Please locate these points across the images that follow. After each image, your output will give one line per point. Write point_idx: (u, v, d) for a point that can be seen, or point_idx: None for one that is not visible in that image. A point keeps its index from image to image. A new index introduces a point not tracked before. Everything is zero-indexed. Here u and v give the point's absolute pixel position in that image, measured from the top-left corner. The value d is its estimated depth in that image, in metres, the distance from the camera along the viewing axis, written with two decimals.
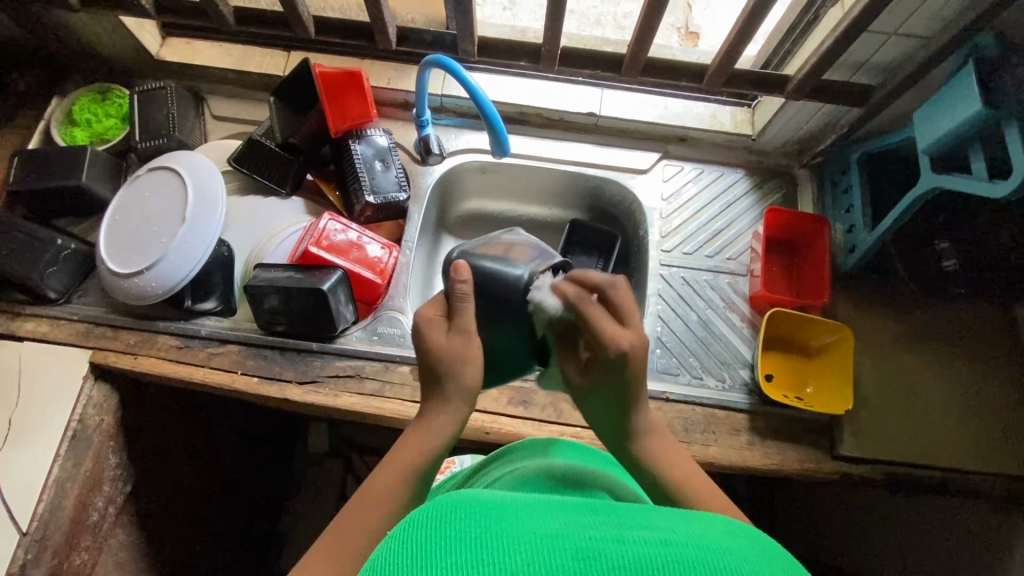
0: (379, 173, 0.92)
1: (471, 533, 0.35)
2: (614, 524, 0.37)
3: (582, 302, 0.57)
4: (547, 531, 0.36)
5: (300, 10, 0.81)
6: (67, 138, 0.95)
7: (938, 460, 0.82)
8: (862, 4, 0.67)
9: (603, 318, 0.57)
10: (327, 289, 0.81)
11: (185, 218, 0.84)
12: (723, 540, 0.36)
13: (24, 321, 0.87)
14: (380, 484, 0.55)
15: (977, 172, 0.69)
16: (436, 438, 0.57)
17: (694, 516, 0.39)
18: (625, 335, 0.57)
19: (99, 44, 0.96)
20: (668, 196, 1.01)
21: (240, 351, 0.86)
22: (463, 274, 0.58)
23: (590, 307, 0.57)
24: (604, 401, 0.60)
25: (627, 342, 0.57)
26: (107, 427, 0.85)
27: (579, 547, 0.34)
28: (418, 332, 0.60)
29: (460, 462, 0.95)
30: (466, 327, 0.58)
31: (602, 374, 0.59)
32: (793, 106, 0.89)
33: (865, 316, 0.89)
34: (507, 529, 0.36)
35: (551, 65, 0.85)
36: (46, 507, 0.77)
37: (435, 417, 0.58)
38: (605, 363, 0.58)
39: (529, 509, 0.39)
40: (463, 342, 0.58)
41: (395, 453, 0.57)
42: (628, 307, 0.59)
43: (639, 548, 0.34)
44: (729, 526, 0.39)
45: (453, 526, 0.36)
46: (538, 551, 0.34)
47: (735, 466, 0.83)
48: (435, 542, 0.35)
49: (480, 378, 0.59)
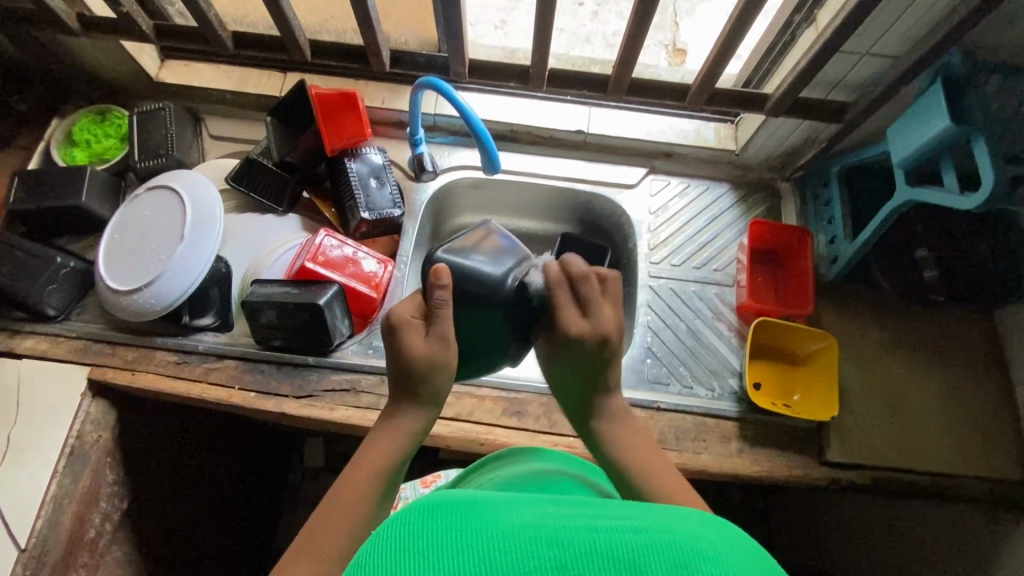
0: (374, 189, 0.95)
1: (453, 528, 0.37)
2: (589, 514, 0.40)
3: (558, 283, 0.63)
4: (523, 521, 0.38)
5: (296, 34, 0.84)
6: (67, 159, 0.96)
7: (922, 465, 0.84)
8: (835, 26, 0.70)
9: (566, 304, 0.63)
10: (324, 304, 0.82)
11: (184, 235, 0.85)
12: (690, 526, 0.38)
13: (23, 338, 0.88)
14: (354, 480, 0.59)
15: (949, 185, 0.72)
16: (404, 437, 0.63)
17: (668, 509, 0.41)
18: (579, 325, 0.63)
19: (100, 67, 0.98)
20: (655, 209, 1.03)
21: (237, 366, 0.87)
22: (441, 280, 0.60)
23: (562, 290, 0.63)
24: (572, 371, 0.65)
25: (577, 330, 0.62)
26: (105, 443, 0.86)
27: (555, 534, 0.37)
28: (396, 334, 0.63)
29: (445, 476, 0.96)
30: (445, 333, 0.62)
31: (561, 356, 0.65)
32: (774, 122, 0.92)
33: (848, 325, 0.91)
34: (485, 519, 0.38)
35: (540, 85, 0.88)
36: (44, 523, 0.78)
37: (403, 420, 0.64)
38: (562, 345, 0.64)
39: (510, 503, 0.41)
40: (439, 343, 0.62)
41: (367, 452, 0.61)
42: (592, 300, 0.63)
43: (610, 533, 0.37)
44: (703, 515, 0.41)
45: (436, 520, 0.38)
46: (516, 539, 0.36)
47: (726, 473, 0.84)
48: (418, 537, 0.37)
49: (450, 383, 0.65)
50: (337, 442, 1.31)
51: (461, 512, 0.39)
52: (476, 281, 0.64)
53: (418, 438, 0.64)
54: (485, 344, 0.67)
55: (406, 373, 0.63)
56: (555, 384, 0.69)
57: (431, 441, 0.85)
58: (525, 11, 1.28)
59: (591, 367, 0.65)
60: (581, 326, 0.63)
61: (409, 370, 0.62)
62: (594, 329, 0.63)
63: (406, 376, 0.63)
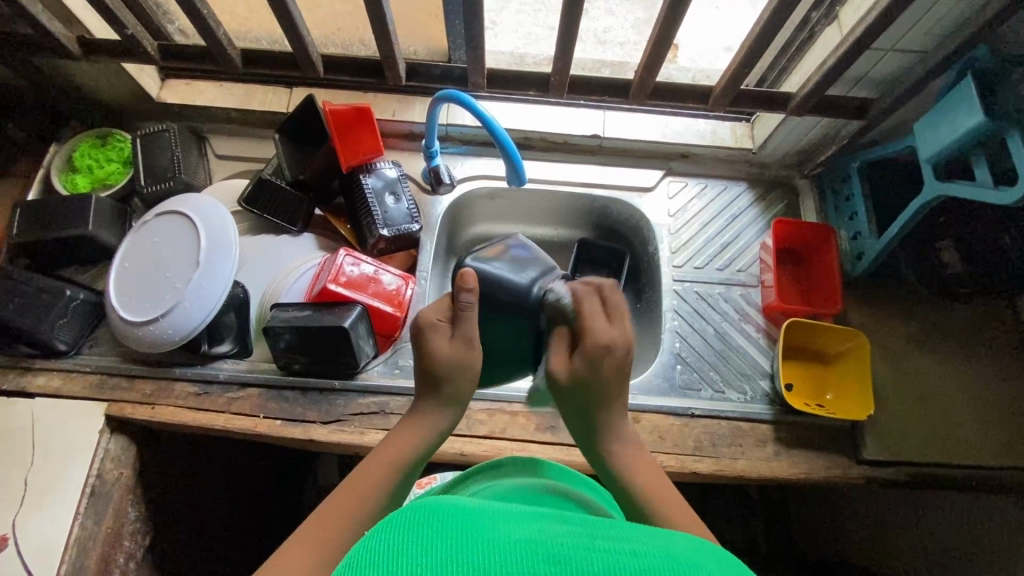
0: (390, 205, 0.93)
1: (448, 540, 0.36)
2: (586, 532, 0.39)
3: (586, 296, 0.61)
4: (521, 537, 0.37)
5: (309, 50, 0.82)
6: (68, 186, 0.93)
7: (957, 459, 0.84)
8: (865, 25, 0.69)
9: (596, 314, 0.60)
10: (349, 326, 0.80)
11: (200, 262, 0.83)
12: (692, 555, 0.37)
13: (34, 376, 0.85)
14: (368, 474, 0.57)
15: (982, 180, 0.71)
16: (420, 436, 0.60)
17: (669, 534, 0.40)
18: (611, 334, 0.59)
19: (97, 88, 0.94)
20: (674, 212, 1.02)
21: (260, 394, 0.85)
22: (468, 283, 0.58)
23: (591, 304, 0.60)
24: (589, 399, 0.60)
25: (612, 339, 0.59)
26: (126, 480, 0.83)
27: (552, 553, 0.36)
28: (420, 337, 0.61)
29: (439, 477, 0.95)
30: (467, 335, 0.60)
31: (584, 370, 0.59)
32: (793, 121, 0.92)
33: (877, 321, 0.90)
34: (480, 532, 0.37)
35: (561, 92, 0.86)
36: (68, 568, 0.75)
37: (429, 416, 0.62)
38: (585, 366, 0.59)
39: (508, 516, 0.40)
40: (460, 344, 0.60)
41: (381, 451, 0.59)
42: (621, 310, 0.60)
43: (610, 555, 0.36)
44: (701, 542, 0.40)
45: (430, 530, 0.37)
46: (511, 555, 0.35)
47: (765, 477, 0.83)
48: (411, 545, 0.36)
49: (473, 386, 0.62)
50: (353, 458, 1.28)
51: (457, 523, 0.38)
52: (503, 293, 0.64)
53: (437, 440, 0.62)
54: (508, 352, 0.65)
55: (432, 374, 0.61)
56: (562, 411, 0.63)
57: (463, 462, 0.83)
58: (516, 11, 1.26)
59: (611, 387, 0.60)
60: (610, 335, 0.59)
61: (435, 375, 0.61)
62: (620, 346, 0.59)
63: (432, 377, 0.61)
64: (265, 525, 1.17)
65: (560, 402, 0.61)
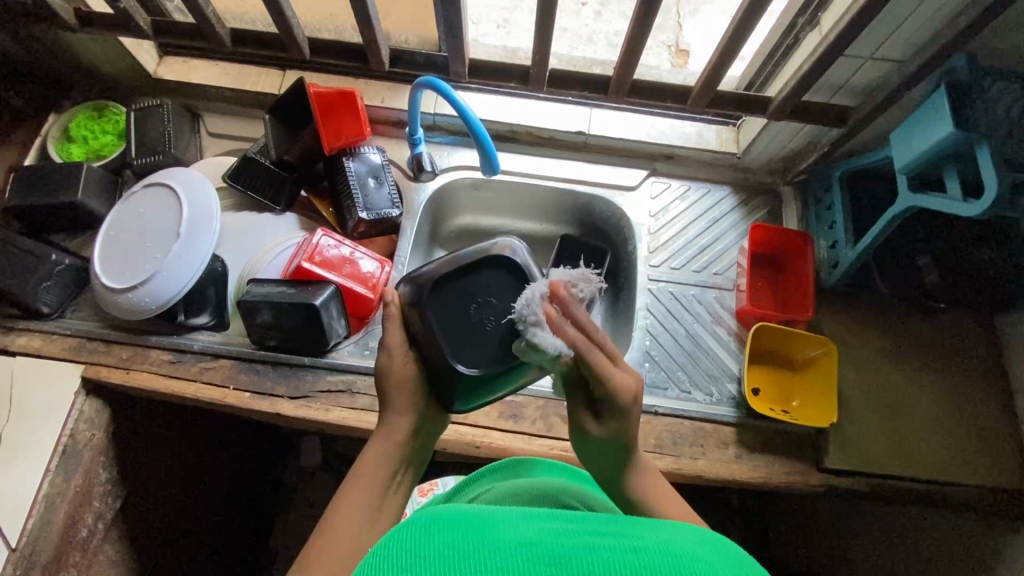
0: (372, 189, 0.94)
1: (452, 550, 0.38)
2: (582, 531, 0.41)
3: (581, 343, 0.54)
4: (521, 541, 0.39)
5: (294, 31, 0.84)
6: (63, 155, 0.96)
7: (922, 473, 0.83)
8: (838, 31, 0.70)
9: (603, 363, 0.54)
10: (320, 304, 0.82)
11: (180, 234, 0.85)
12: (692, 548, 0.39)
13: (17, 335, 0.88)
14: (372, 452, 0.56)
15: (953, 192, 0.71)
16: (407, 412, 0.59)
17: (670, 526, 0.42)
18: (627, 381, 0.54)
19: (97, 61, 0.97)
20: (655, 212, 1.02)
21: (233, 365, 0.87)
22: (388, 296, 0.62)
23: (594, 352, 0.54)
24: (608, 453, 0.57)
25: (629, 385, 0.54)
26: (98, 443, 0.85)
27: (551, 553, 0.37)
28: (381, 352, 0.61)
29: (443, 482, 0.91)
30: (391, 343, 0.61)
31: (605, 434, 0.56)
32: (775, 125, 0.92)
33: (848, 331, 0.90)
34: (483, 540, 0.39)
35: (541, 86, 0.88)
36: (35, 522, 0.77)
37: (412, 396, 0.60)
38: (611, 427, 0.56)
39: (509, 522, 0.42)
40: (398, 357, 0.60)
41: (366, 462, 0.55)
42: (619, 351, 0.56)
43: (607, 552, 0.37)
44: (702, 531, 0.42)
45: (434, 542, 0.39)
46: (511, 558, 0.37)
47: (723, 478, 0.84)
48: (415, 557, 0.38)
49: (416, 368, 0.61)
50: (334, 441, 1.30)
51: (461, 536, 0.40)
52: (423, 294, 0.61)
53: (416, 441, 0.59)
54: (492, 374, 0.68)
55: (398, 369, 0.60)
56: (589, 463, 0.60)
57: None
58: (527, 9, 1.26)
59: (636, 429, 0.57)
60: (617, 378, 0.54)
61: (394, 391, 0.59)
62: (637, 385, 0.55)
63: (388, 392, 0.59)
64: (239, 499, 1.18)
65: (587, 455, 0.59)
